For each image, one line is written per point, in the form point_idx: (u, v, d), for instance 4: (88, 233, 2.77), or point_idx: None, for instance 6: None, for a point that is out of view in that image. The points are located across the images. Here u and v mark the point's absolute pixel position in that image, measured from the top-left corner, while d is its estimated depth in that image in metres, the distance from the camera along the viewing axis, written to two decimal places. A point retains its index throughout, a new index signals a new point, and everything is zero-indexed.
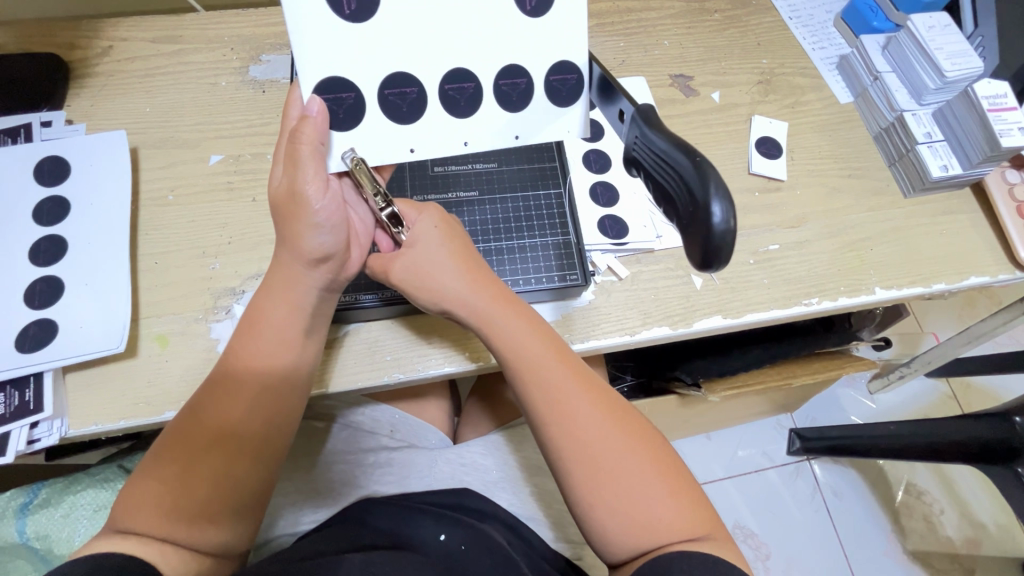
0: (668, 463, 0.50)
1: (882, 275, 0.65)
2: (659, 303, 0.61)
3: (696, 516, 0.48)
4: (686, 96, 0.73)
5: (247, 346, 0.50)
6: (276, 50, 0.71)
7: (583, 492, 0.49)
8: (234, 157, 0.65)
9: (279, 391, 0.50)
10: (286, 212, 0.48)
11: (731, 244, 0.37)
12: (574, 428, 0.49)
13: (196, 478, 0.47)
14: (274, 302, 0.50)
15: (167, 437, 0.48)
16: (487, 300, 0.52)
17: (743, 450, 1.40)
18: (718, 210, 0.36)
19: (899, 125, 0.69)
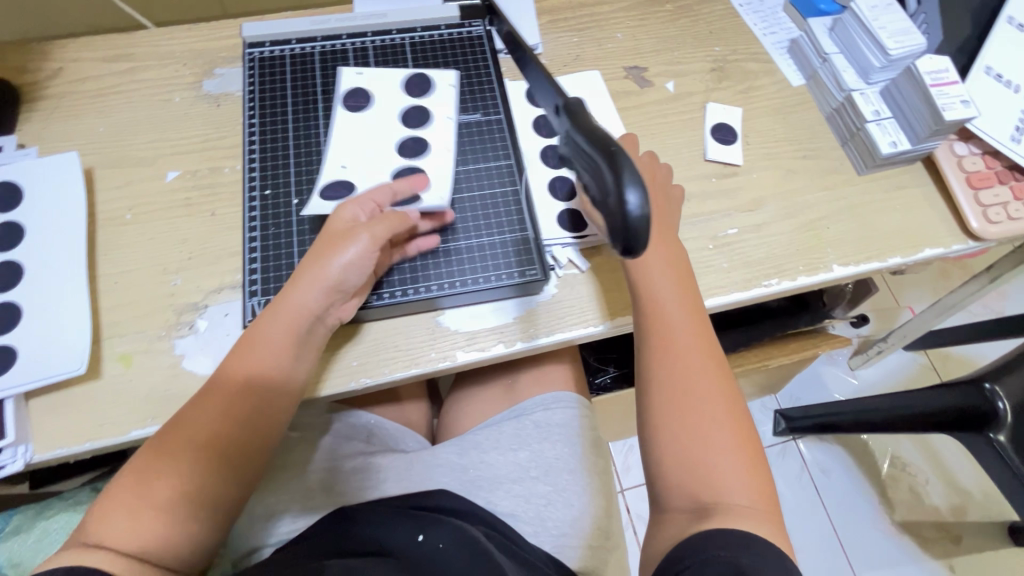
0: (747, 439, 0.55)
1: (840, 253, 0.66)
2: (621, 293, 0.62)
3: (756, 481, 0.53)
4: (641, 88, 0.74)
5: (247, 356, 0.51)
6: (230, 63, 0.71)
7: (665, 429, 0.55)
8: (192, 172, 0.65)
9: (264, 415, 0.51)
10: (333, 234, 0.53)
11: (648, 230, 0.37)
12: (680, 366, 0.56)
13: (181, 488, 0.47)
14: (282, 313, 0.51)
15: (153, 447, 0.49)
16: (665, 249, 0.60)
17: None
18: (634, 197, 0.36)
19: (849, 105, 0.70)
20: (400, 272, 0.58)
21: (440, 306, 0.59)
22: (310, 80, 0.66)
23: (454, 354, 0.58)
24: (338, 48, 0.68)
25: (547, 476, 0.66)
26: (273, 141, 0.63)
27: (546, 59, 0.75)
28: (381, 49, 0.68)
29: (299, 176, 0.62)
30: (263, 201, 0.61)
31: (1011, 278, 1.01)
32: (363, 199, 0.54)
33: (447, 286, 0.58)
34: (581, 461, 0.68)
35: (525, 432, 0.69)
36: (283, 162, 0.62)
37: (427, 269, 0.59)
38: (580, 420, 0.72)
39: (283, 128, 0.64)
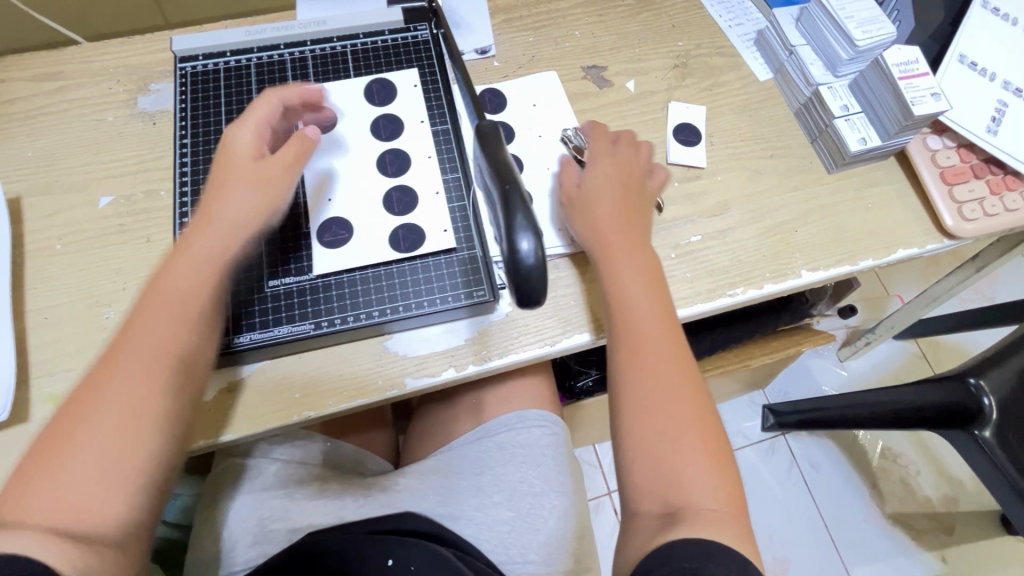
0: (719, 447, 0.52)
1: (809, 257, 0.63)
2: (577, 309, 0.59)
3: (726, 484, 0.50)
4: (600, 88, 0.71)
5: (143, 321, 0.46)
6: (165, 77, 0.67)
7: (629, 427, 0.53)
8: (125, 196, 0.61)
9: (169, 366, 0.45)
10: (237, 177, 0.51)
11: (541, 275, 0.42)
12: (649, 371, 0.53)
13: (92, 479, 0.41)
14: (177, 265, 0.48)
15: (38, 450, 0.41)
16: (631, 243, 0.57)
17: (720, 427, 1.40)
18: (527, 244, 0.41)
19: (817, 100, 0.67)
20: (342, 300, 0.56)
21: (386, 332, 0.57)
22: (245, 96, 0.63)
23: (403, 381, 0.55)
24: (275, 60, 0.65)
25: (511, 501, 0.64)
26: (206, 162, 0.60)
27: (499, 60, 0.71)
28: (320, 58, 0.65)
29: None
30: None
31: (996, 267, 0.99)
32: (251, 116, 0.53)
33: (390, 311, 0.56)
34: (548, 482, 0.66)
35: (486, 455, 0.68)
36: None
37: (369, 294, 0.56)
38: (547, 438, 0.69)
39: (217, 147, 0.61)
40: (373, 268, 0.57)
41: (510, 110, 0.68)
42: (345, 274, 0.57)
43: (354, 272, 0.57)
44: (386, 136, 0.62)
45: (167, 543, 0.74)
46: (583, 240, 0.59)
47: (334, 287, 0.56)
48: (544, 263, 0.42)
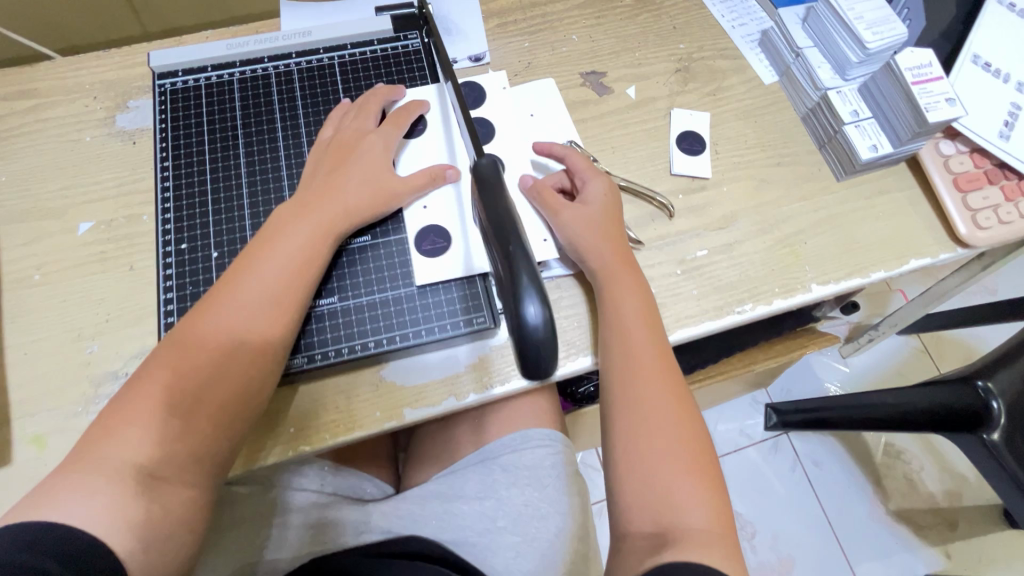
0: (711, 467, 0.49)
1: (820, 269, 0.61)
2: (579, 332, 0.57)
3: (717, 505, 0.47)
4: (600, 95, 0.68)
5: (228, 298, 0.48)
6: (145, 93, 0.64)
7: (618, 446, 0.49)
8: (107, 222, 0.59)
9: (247, 358, 0.47)
10: (343, 157, 0.55)
11: (550, 345, 0.36)
12: (639, 392, 0.50)
13: (154, 451, 0.43)
14: (293, 242, 0.50)
15: (118, 403, 0.44)
16: (623, 258, 0.54)
17: (723, 424, 1.40)
18: (533, 309, 0.35)
19: (824, 105, 0.64)
20: (334, 330, 0.53)
21: (383, 359, 0.54)
22: (228, 113, 0.60)
23: (402, 412, 0.53)
24: (259, 74, 0.62)
25: (516, 525, 0.62)
26: (189, 186, 0.57)
27: (494, 68, 0.68)
28: (306, 72, 0.62)
29: (220, 224, 0.56)
30: (179, 256, 0.55)
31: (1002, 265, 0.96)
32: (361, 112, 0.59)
33: (386, 342, 0.53)
34: (553, 504, 0.64)
35: (492, 478, 0.65)
36: (201, 209, 0.57)
37: (363, 325, 0.54)
38: (552, 458, 0.67)
39: (200, 170, 0.58)
40: (367, 296, 0.55)
41: (491, 106, 0.65)
42: (337, 303, 0.54)
43: (347, 301, 0.54)
44: (483, 142, 0.62)
45: None
46: (580, 258, 0.55)
47: (326, 317, 0.54)
48: (552, 331, 0.36)
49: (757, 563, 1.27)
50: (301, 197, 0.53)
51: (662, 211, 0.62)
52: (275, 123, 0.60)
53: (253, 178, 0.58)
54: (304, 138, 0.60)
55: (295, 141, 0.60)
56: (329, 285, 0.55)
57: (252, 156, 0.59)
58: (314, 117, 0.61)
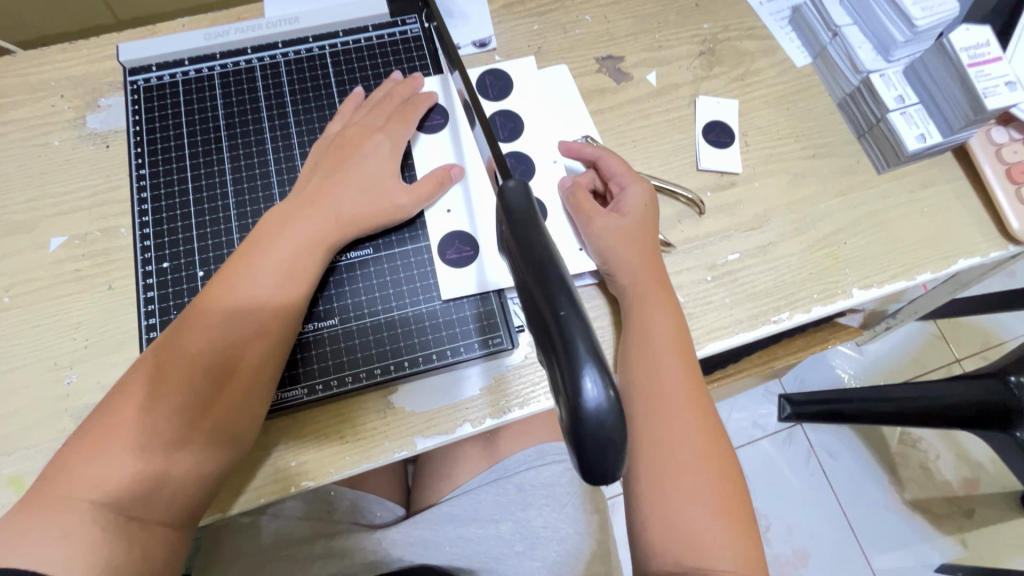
0: (742, 513, 0.45)
1: (860, 272, 0.57)
2: (604, 348, 0.52)
3: (746, 546, 0.43)
4: (618, 83, 0.62)
5: (214, 311, 0.42)
6: (118, 90, 0.58)
7: (640, 481, 0.45)
8: (81, 236, 0.53)
9: (236, 384, 0.41)
10: (346, 157, 0.50)
11: (619, 432, 0.26)
12: (670, 427, 0.45)
13: (130, 488, 0.38)
14: (286, 250, 0.45)
15: (92, 428, 0.39)
16: (657, 277, 0.50)
17: (738, 412, 1.22)
18: (594, 385, 0.25)
19: (866, 90, 0.59)
20: (337, 356, 0.48)
21: (392, 386, 0.49)
22: (209, 112, 0.54)
23: (412, 441, 0.48)
24: (242, 67, 0.56)
25: (534, 550, 0.58)
26: (168, 196, 0.52)
27: (501, 54, 0.62)
28: (294, 63, 0.56)
29: (205, 239, 0.51)
30: (161, 276, 0.50)
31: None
32: (371, 106, 0.53)
33: (393, 368, 0.49)
34: (572, 524, 0.60)
35: (504, 499, 0.61)
36: (183, 222, 0.51)
37: (368, 349, 0.49)
38: (570, 474, 0.62)
39: (180, 176, 0.52)
40: (371, 317, 0.50)
41: (517, 96, 0.59)
42: (338, 326, 0.49)
43: (349, 323, 0.49)
44: (506, 136, 0.57)
45: None
46: (614, 274, 0.50)
47: (326, 342, 0.49)
48: (620, 414, 0.26)
49: (770, 557, 1.12)
50: (297, 200, 0.48)
51: (692, 209, 0.57)
52: (262, 123, 0.54)
53: (239, 186, 0.52)
54: (294, 139, 0.54)
55: (285, 143, 0.54)
56: (329, 305, 0.49)
57: (237, 160, 0.53)
58: (305, 116, 0.55)
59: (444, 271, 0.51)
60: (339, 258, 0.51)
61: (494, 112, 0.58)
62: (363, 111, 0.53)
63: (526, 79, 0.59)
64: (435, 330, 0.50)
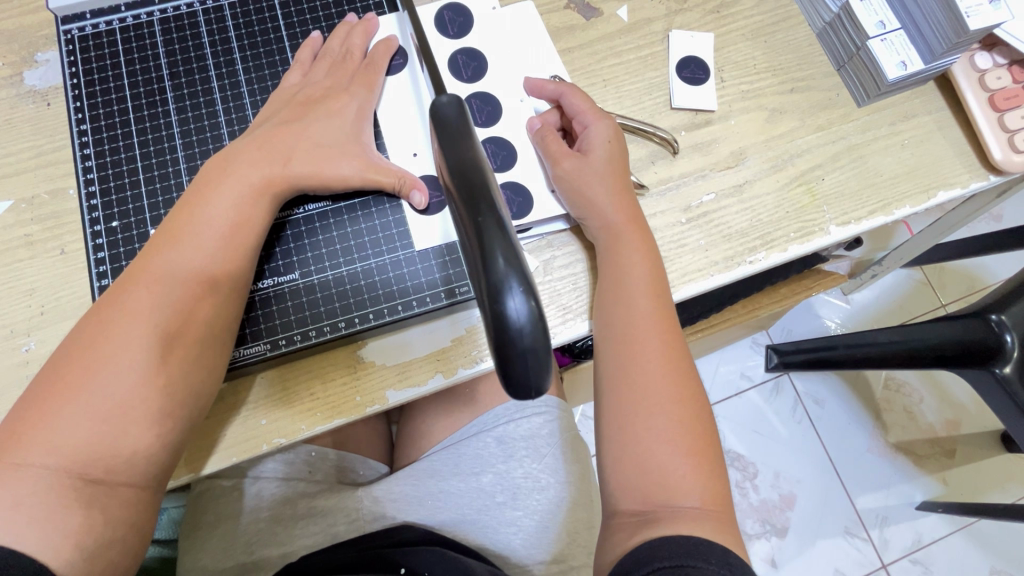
0: (709, 451, 0.44)
1: (837, 209, 0.55)
2: (577, 295, 0.51)
3: (712, 486, 0.43)
4: (587, 19, 0.58)
5: (155, 269, 0.42)
6: (55, 44, 0.53)
7: (610, 421, 0.45)
8: (27, 200, 0.50)
9: (186, 339, 0.41)
10: (305, 112, 0.48)
11: (545, 347, 0.26)
12: (639, 368, 0.45)
13: (86, 450, 0.38)
14: (224, 202, 0.44)
15: (37, 397, 0.39)
16: (630, 216, 0.48)
17: (725, 365, 1.22)
18: (518, 301, 0.26)
19: (846, 17, 0.56)
20: (299, 312, 0.47)
21: (360, 340, 0.48)
22: (152, 64, 0.51)
23: (384, 395, 0.47)
24: (183, 11, 0.53)
25: (516, 500, 0.59)
26: (113, 152, 0.50)
27: None
28: (239, 6, 0.53)
29: (155, 195, 0.49)
30: (111, 236, 0.48)
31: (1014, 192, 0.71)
32: (324, 53, 0.51)
33: (358, 321, 0.47)
34: (553, 474, 0.60)
35: (486, 452, 0.60)
36: (131, 178, 0.49)
37: (332, 303, 0.48)
38: (549, 426, 0.62)
39: (126, 133, 0.50)
40: (334, 271, 0.48)
41: (480, 33, 0.55)
42: (299, 280, 0.48)
43: (311, 277, 0.48)
44: (469, 77, 0.54)
45: (161, 562, 0.65)
46: (584, 215, 0.49)
47: (288, 297, 0.48)
48: (546, 330, 0.26)
49: (758, 502, 1.15)
50: (245, 142, 0.46)
51: (665, 148, 0.55)
52: (208, 72, 0.52)
53: (188, 140, 0.50)
54: (243, 89, 0.52)
55: (234, 92, 0.51)
56: (289, 260, 0.48)
57: (184, 112, 0.51)
58: (254, 63, 0.52)
59: (410, 219, 0.49)
60: (296, 210, 0.49)
61: (455, 51, 0.55)
62: (324, 62, 0.51)
63: (490, 15, 0.56)
64: (401, 282, 0.49)
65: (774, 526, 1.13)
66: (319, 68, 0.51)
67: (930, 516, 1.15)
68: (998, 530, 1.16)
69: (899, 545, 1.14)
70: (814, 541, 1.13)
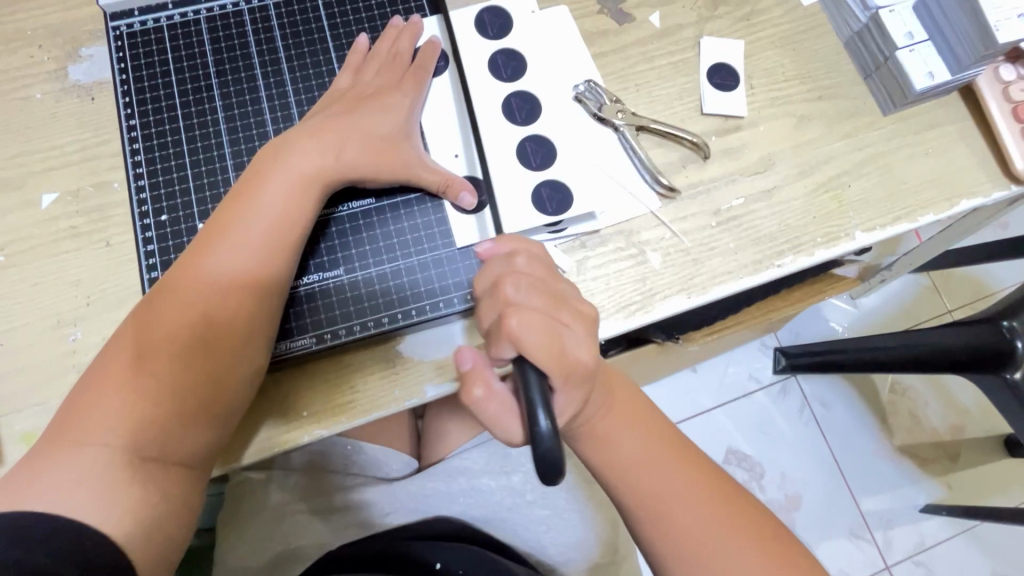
0: (743, 511, 0.47)
1: (863, 215, 0.56)
2: (612, 294, 0.52)
3: (763, 541, 0.46)
4: (620, 24, 0.59)
5: (207, 257, 0.43)
6: (101, 39, 0.54)
7: (656, 541, 0.47)
8: (73, 192, 0.51)
9: (236, 325, 0.42)
10: (355, 107, 0.49)
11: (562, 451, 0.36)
12: (648, 486, 0.47)
13: (139, 428, 0.39)
14: (276, 192, 0.45)
15: (92, 380, 0.40)
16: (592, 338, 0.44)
17: (734, 367, 1.23)
18: (544, 421, 0.37)
19: (875, 27, 0.57)
20: (344, 306, 0.48)
21: (399, 335, 0.49)
22: (199, 62, 0.53)
23: (422, 389, 0.48)
24: (229, 10, 0.54)
25: (545, 499, 0.60)
26: (161, 147, 0.51)
27: None
28: (285, 6, 0.54)
29: (202, 190, 0.50)
30: (160, 229, 0.49)
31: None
32: (368, 54, 0.53)
33: (400, 317, 0.49)
34: (578, 475, 0.62)
35: (514, 452, 0.62)
36: (178, 173, 0.50)
37: (376, 299, 0.49)
38: None
39: (173, 129, 0.51)
40: (377, 268, 0.49)
41: (518, 35, 0.56)
42: (344, 276, 0.49)
43: (355, 274, 0.49)
44: (508, 75, 0.55)
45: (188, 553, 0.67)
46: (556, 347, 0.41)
47: (333, 292, 0.49)
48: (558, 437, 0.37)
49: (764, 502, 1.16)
50: (298, 133, 0.47)
51: (696, 153, 0.56)
52: (254, 70, 0.53)
53: (234, 136, 0.51)
54: (288, 87, 0.53)
55: (279, 90, 0.52)
56: (333, 256, 0.49)
57: (230, 109, 0.52)
58: (299, 62, 0.53)
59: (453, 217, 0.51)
60: (340, 207, 0.50)
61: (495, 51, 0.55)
62: (373, 65, 0.52)
63: (528, 18, 0.57)
64: (445, 279, 0.50)
65: None
66: (358, 71, 0.52)
67: (933, 519, 1.17)
68: (1001, 533, 1.18)
69: (904, 546, 1.16)
70: (820, 541, 1.15)
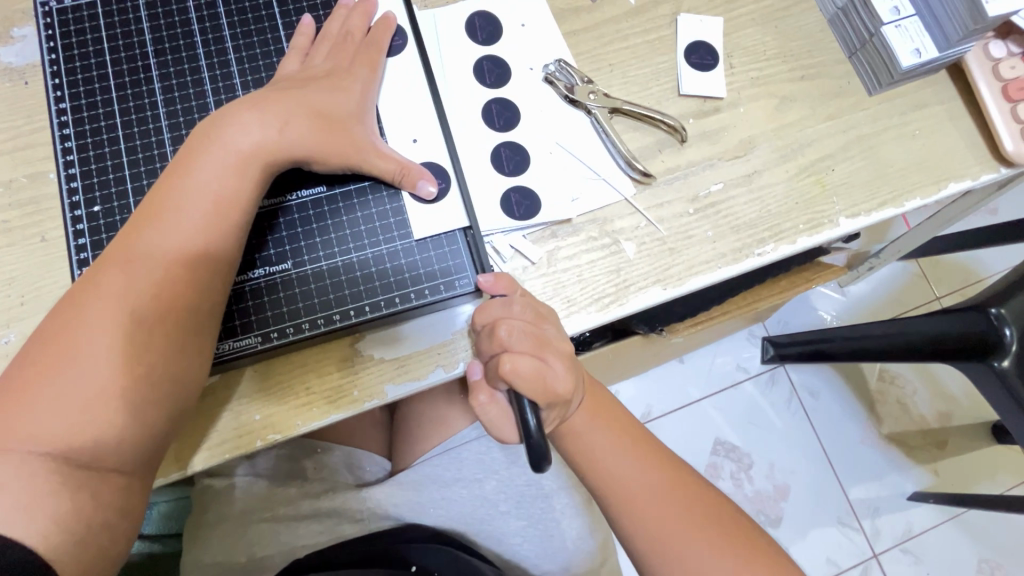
0: (718, 512, 0.49)
1: (847, 200, 0.54)
2: (583, 285, 0.50)
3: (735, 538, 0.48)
4: (592, 0, 0.56)
5: (138, 248, 0.40)
6: (33, 18, 0.50)
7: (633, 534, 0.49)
8: (5, 184, 0.47)
9: (169, 320, 0.39)
10: (300, 86, 0.46)
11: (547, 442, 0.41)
12: (629, 483, 0.49)
13: (61, 431, 0.36)
14: (211, 177, 0.42)
15: (11, 379, 0.37)
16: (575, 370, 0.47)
17: (721, 357, 1.22)
18: (531, 416, 0.42)
19: (859, 2, 0.54)
20: (292, 302, 0.45)
21: (358, 333, 0.46)
22: (137, 42, 0.49)
23: (384, 390, 0.46)
24: None
25: (519, 509, 0.58)
26: (94, 133, 0.47)
27: None
28: None
29: (139, 178, 0.47)
30: (92, 220, 0.46)
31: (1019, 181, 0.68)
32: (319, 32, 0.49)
33: (353, 314, 0.46)
34: (555, 481, 0.60)
35: (489, 458, 0.59)
36: (114, 161, 0.47)
37: (326, 295, 0.46)
38: None
39: (108, 114, 0.48)
40: (328, 261, 0.46)
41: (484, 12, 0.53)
42: (293, 270, 0.46)
43: (304, 267, 0.46)
44: (492, 82, 0.52)
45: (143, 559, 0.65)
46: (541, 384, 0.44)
47: (280, 287, 0.46)
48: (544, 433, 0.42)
49: (752, 493, 1.15)
50: (235, 108, 0.44)
51: (673, 136, 0.53)
52: (196, 50, 0.49)
53: (175, 122, 0.48)
54: (233, 68, 0.49)
55: (224, 72, 0.49)
56: (281, 248, 0.46)
57: (170, 92, 0.48)
58: (245, 42, 0.50)
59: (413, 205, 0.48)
60: (289, 196, 0.47)
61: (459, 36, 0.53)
62: (324, 45, 0.49)
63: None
64: (402, 274, 0.47)
65: (768, 517, 1.13)
66: (308, 50, 0.49)
67: (921, 506, 1.17)
68: (988, 519, 1.17)
69: (891, 535, 1.15)
70: (808, 531, 1.14)
